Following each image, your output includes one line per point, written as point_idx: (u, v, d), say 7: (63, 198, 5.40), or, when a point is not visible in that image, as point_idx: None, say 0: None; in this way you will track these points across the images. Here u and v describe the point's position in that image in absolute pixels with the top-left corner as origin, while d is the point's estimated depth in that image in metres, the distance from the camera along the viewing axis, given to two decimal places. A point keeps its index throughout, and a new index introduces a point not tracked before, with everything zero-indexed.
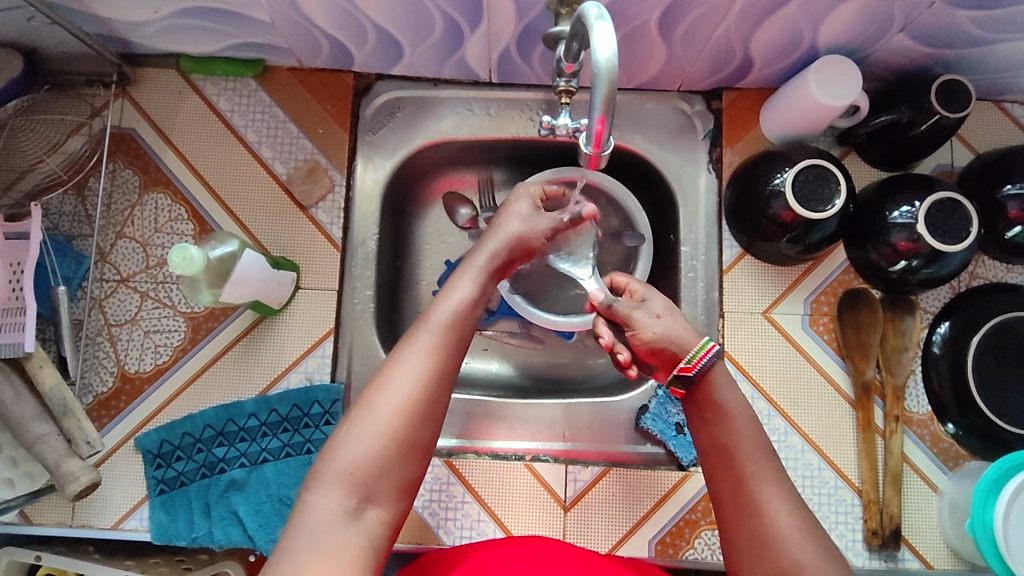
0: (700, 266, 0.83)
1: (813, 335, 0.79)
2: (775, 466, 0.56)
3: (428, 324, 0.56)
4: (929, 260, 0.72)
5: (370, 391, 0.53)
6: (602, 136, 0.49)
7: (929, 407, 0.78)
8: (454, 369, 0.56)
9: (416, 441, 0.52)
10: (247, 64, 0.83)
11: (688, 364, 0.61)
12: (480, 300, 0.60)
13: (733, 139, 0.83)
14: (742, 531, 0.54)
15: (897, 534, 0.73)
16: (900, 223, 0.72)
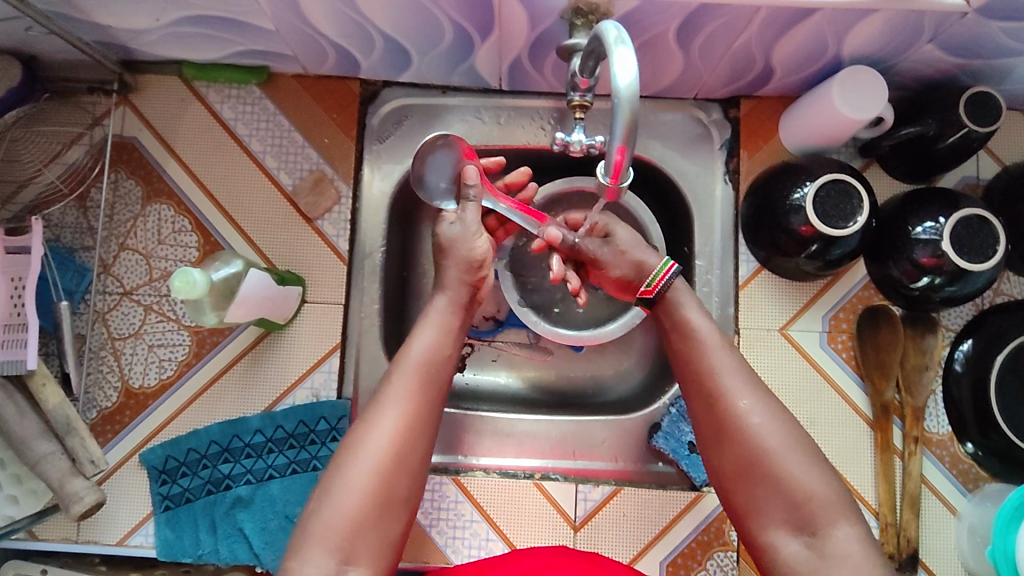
0: (715, 280, 0.80)
1: (831, 352, 0.77)
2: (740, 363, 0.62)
3: (398, 379, 0.60)
4: (953, 278, 0.69)
5: (345, 453, 0.56)
6: (622, 166, 0.47)
7: (949, 428, 0.76)
8: (427, 420, 0.59)
9: (395, 493, 0.56)
10: (251, 71, 0.81)
11: (649, 287, 0.68)
12: (444, 343, 0.64)
13: (751, 149, 0.81)
14: (706, 420, 0.60)
15: (914, 558, 0.72)
16: (924, 240, 0.70)
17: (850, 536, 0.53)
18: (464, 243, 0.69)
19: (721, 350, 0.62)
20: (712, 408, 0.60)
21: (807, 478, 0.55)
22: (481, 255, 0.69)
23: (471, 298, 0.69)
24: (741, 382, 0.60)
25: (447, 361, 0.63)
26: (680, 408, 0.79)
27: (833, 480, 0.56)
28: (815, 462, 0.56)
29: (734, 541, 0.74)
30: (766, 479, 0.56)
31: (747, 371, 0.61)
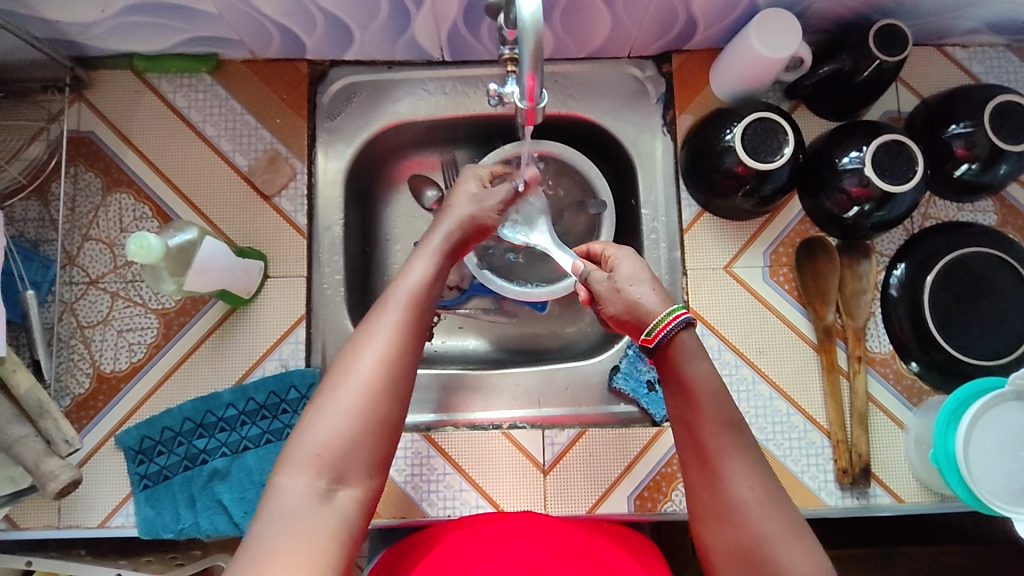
0: (661, 227, 0.85)
1: (774, 286, 0.81)
2: (743, 438, 0.56)
3: (390, 307, 0.58)
4: (880, 203, 0.74)
5: (336, 372, 0.54)
6: (535, 92, 0.52)
7: (891, 347, 0.80)
8: (417, 345, 0.57)
9: (389, 415, 0.53)
10: (200, 59, 0.83)
11: (649, 336, 0.61)
12: (432, 282, 0.61)
13: (685, 102, 0.84)
14: (702, 494, 0.55)
15: (866, 471, 0.75)
16: (850, 169, 0.74)
17: None
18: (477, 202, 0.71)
19: (699, 364, 0.59)
20: (706, 485, 0.55)
21: (765, 513, 0.52)
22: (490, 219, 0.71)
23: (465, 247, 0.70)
24: (740, 465, 0.55)
25: (437, 296, 0.61)
26: (636, 349, 0.83)
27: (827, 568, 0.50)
28: (810, 550, 0.51)
29: None
30: (723, 507, 0.54)
31: (745, 452, 0.55)
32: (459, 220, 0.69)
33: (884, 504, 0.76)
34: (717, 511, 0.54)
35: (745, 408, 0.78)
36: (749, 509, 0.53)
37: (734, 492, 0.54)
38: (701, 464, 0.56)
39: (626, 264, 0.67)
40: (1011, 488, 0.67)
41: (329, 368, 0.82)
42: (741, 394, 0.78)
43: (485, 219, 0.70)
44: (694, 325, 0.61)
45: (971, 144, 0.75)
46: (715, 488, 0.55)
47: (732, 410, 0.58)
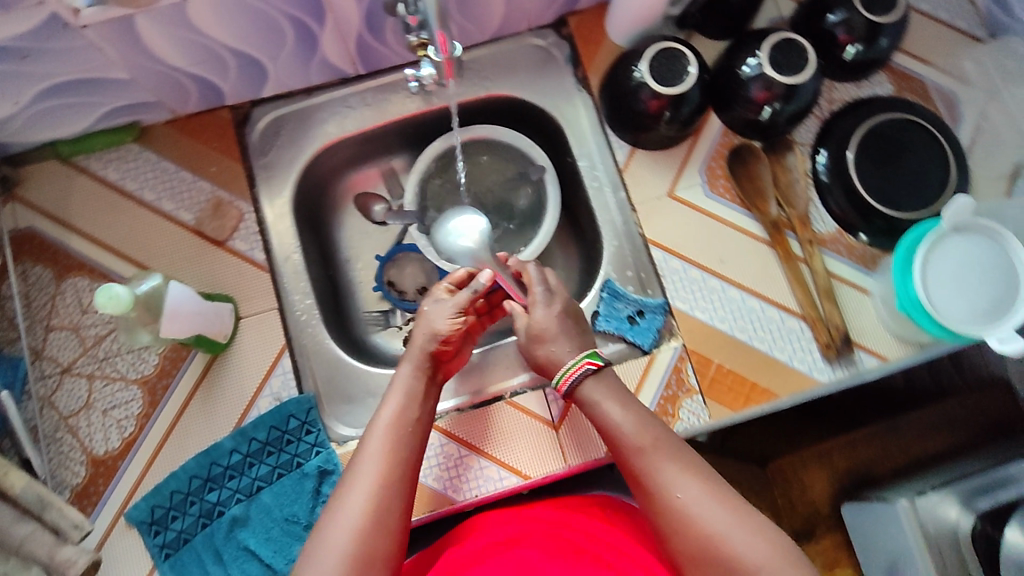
0: (601, 173, 0.89)
1: (717, 198, 0.85)
2: (664, 452, 0.64)
3: (370, 446, 0.65)
4: (787, 99, 0.80)
5: (329, 515, 0.61)
6: (448, 43, 0.65)
7: (836, 224, 0.85)
8: (404, 479, 0.63)
9: (377, 548, 0.59)
10: (123, 130, 0.85)
11: (558, 386, 0.73)
12: (412, 405, 0.69)
13: (591, 57, 0.90)
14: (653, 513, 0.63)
15: (847, 340, 0.79)
16: (753, 76, 0.80)
17: None
18: (429, 321, 0.75)
19: (608, 405, 0.69)
20: (651, 506, 0.63)
21: (704, 511, 0.60)
22: (447, 332, 0.74)
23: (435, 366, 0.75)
24: (673, 472, 0.63)
25: (416, 423, 0.68)
26: (610, 290, 0.84)
27: (774, 542, 0.58)
28: (752, 529, 0.58)
29: (696, 385, 0.80)
30: (671, 518, 0.61)
31: (674, 458, 0.64)
32: (420, 346, 0.74)
33: (873, 366, 0.79)
34: (667, 523, 0.61)
35: (723, 316, 0.81)
36: (691, 509, 0.60)
37: (674, 498, 0.61)
38: (641, 487, 0.64)
39: (538, 313, 0.76)
40: (970, 312, 0.74)
41: (324, 391, 0.82)
42: (715, 304, 0.82)
43: (442, 334, 0.74)
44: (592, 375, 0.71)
45: (851, 29, 0.83)
46: (657, 504, 0.62)
47: (652, 430, 0.66)
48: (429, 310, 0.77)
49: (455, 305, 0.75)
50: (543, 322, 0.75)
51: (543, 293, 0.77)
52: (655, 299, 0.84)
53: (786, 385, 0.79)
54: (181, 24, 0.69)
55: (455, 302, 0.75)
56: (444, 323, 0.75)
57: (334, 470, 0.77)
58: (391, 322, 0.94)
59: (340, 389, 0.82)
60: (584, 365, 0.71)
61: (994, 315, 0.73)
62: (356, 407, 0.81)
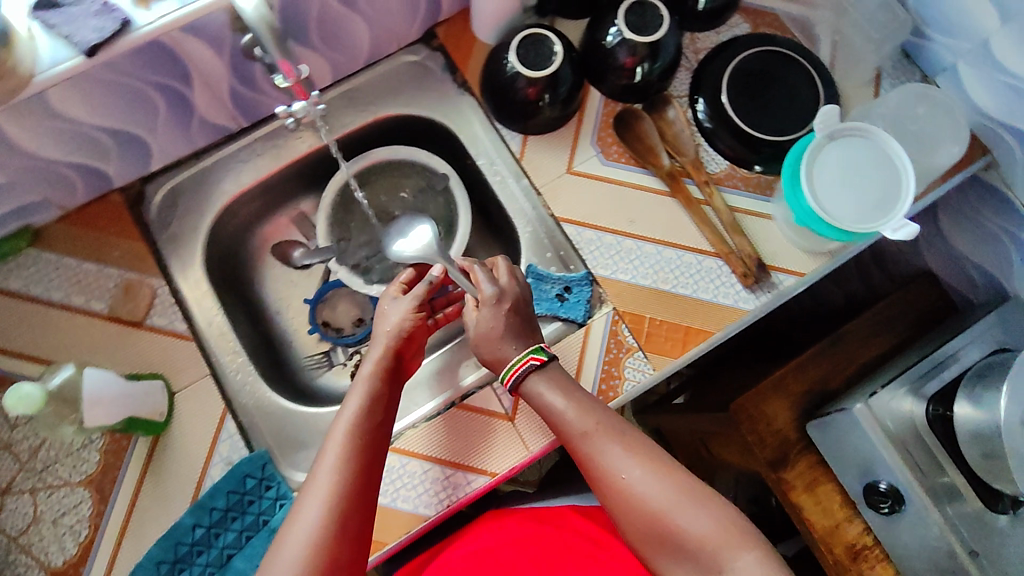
0: (501, 165, 0.90)
1: (613, 164, 0.88)
2: (608, 437, 0.69)
3: (329, 454, 0.65)
4: (654, 56, 0.84)
5: (287, 528, 0.61)
6: (293, 70, 0.67)
7: (726, 162, 0.89)
8: (363, 484, 0.64)
9: (336, 556, 0.60)
10: (15, 237, 0.83)
11: (505, 381, 0.74)
12: (375, 408, 0.69)
13: (465, 61, 0.91)
14: (604, 495, 0.68)
15: (762, 265, 0.83)
16: (618, 43, 0.84)
17: (751, 565, 0.61)
18: (386, 320, 0.76)
19: (551, 395, 0.72)
20: (601, 487, 0.68)
21: (649, 490, 0.65)
22: (409, 327, 0.75)
23: (400, 360, 0.75)
24: (619, 457, 0.67)
25: (380, 425, 0.68)
26: (534, 274, 0.86)
27: (713, 513, 0.64)
28: (694, 506, 0.64)
29: (634, 343, 0.82)
30: (620, 498, 0.66)
31: (621, 443, 0.68)
32: (384, 341, 0.74)
33: (792, 284, 0.84)
34: (617, 502, 0.66)
35: (645, 273, 0.84)
36: (637, 489, 0.66)
37: (621, 480, 0.66)
38: (590, 470, 0.69)
39: (484, 312, 0.75)
40: (863, 211, 0.77)
41: (274, 445, 0.81)
42: (635, 263, 0.85)
43: (405, 329, 0.75)
44: (536, 371, 0.73)
45: None
46: (607, 485, 0.67)
47: (596, 416, 0.70)
48: (386, 310, 0.77)
49: (412, 302, 0.76)
50: (491, 320, 0.75)
51: (491, 298, 0.75)
52: (579, 272, 0.86)
53: (716, 320, 0.83)
54: (42, 114, 0.68)
55: (411, 298, 0.76)
56: (406, 319, 0.75)
57: None
58: (335, 361, 0.94)
59: (292, 437, 0.81)
60: (529, 361, 0.73)
61: (882, 209, 0.77)
62: (310, 450, 0.80)
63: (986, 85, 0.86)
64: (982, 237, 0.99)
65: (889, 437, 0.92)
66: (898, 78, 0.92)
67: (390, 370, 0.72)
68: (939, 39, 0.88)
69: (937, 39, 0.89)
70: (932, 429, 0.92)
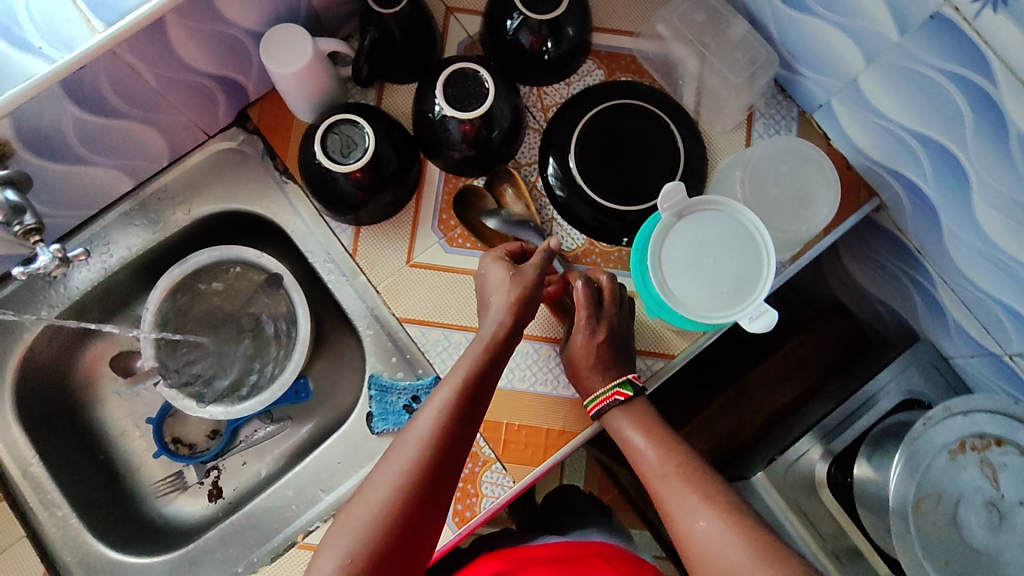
0: (334, 261, 0.81)
1: (457, 251, 0.79)
2: (687, 476, 0.63)
3: (430, 405, 0.62)
4: (489, 124, 0.75)
5: (387, 458, 0.60)
6: None
7: (585, 235, 0.80)
8: (441, 464, 0.59)
9: (388, 543, 0.57)
10: None
11: (589, 408, 0.70)
12: (490, 363, 0.64)
13: (283, 145, 0.81)
14: (680, 540, 0.61)
15: None
16: (445, 115, 0.74)
17: None
18: (494, 290, 0.69)
19: (632, 433, 0.68)
20: (675, 531, 0.62)
21: (720, 545, 0.58)
22: (509, 305, 0.66)
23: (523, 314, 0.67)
24: (693, 501, 0.61)
25: (482, 394, 0.63)
26: (377, 385, 0.78)
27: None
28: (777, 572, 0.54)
29: (491, 454, 0.74)
30: (697, 552, 0.59)
31: (695, 489, 0.62)
32: (518, 278, 0.67)
33: (659, 369, 0.75)
34: (691, 550, 0.60)
35: None
36: (709, 540, 0.59)
37: (694, 528, 0.60)
38: (662, 509, 0.63)
39: (578, 338, 0.70)
40: (719, 296, 0.68)
41: None
42: None
43: (510, 301, 0.66)
44: (618, 406, 0.69)
45: (534, 30, 0.75)
46: (678, 530, 0.61)
47: (676, 454, 0.65)
48: (495, 281, 0.69)
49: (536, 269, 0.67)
50: (581, 350, 0.70)
51: (587, 321, 0.69)
52: (427, 376, 0.78)
53: (578, 421, 0.75)
54: None
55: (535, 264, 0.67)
56: (503, 297, 0.67)
57: None
58: (186, 480, 0.86)
59: None
60: (613, 396, 0.69)
61: (741, 290, 0.68)
62: None
63: (861, 124, 0.75)
64: (884, 276, 0.88)
65: (785, 500, 0.81)
66: (772, 117, 0.82)
67: (518, 313, 0.66)
68: (810, 74, 0.78)
69: (807, 74, 0.78)
70: (830, 488, 0.81)
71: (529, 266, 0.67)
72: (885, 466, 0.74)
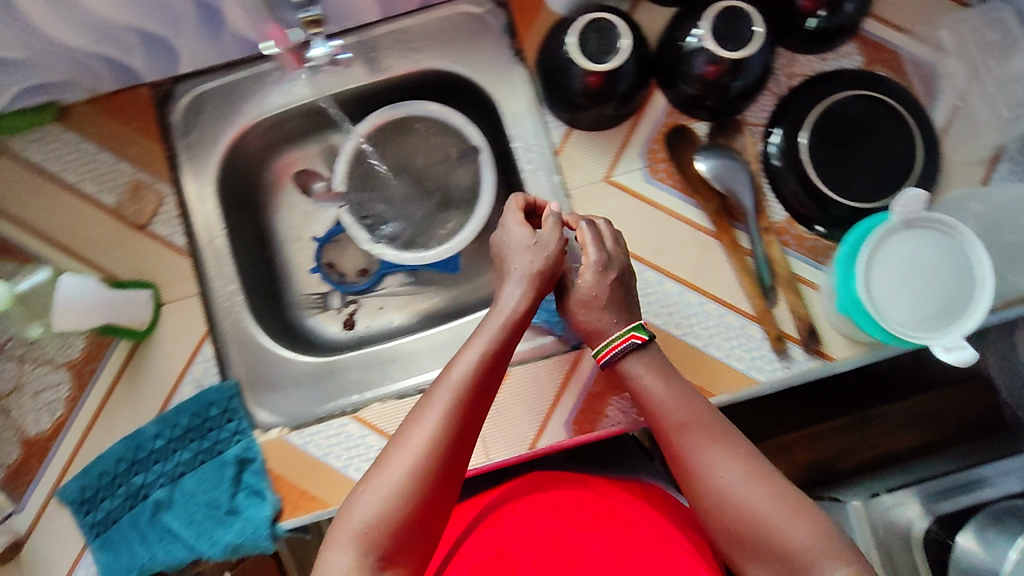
0: (537, 153, 0.83)
1: (657, 184, 0.80)
2: (709, 425, 0.65)
3: (449, 386, 0.62)
4: (734, 72, 0.73)
5: (406, 428, 0.61)
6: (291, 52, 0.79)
7: (787, 214, 0.79)
8: (464, 432, 0.61)
9: (420, 505, 0.58)
10: (40, 110, 0.83)
11: (598, 354, 0.70)
12: (495, 354, 0.65)
13: (527, 25, 0.83)
14: (695, 492, 0.63)
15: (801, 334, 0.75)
16: (697, 47, 0.73)
17: None
18: (517, 240, 0.71)
19: (649, 379, 0.68)
20: (689, 479, 0.63)
21: (745, 493, 0.60)
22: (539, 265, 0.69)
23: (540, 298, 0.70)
24: (720, 450, 0.63)
25: (494, 375, 0.65)
26: None
27: (819, 529, 0.58)
28: (799, 518, 0.58)
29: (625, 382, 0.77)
30: (717, 500, 0.61)
31: (722, 438, 0.64)
32: (524, 274, 0.69)
33: (815, 367, 0.75)
34: (709, 499, 0.62)
35: (656, 311, 0.77)
36: (732, 490, 0.61)
37: (717, 477, 0.61)
38: (677, 457, 0.65)
39: (587, 278, 0.70)
40: (916, 318, 0.67)
41: (246, 379, 0.82)
42: (648, 297, 0.78)
43: (527, 264, 0.69)
44: (637, 350, 0.69)
45: None
46: (696, 478, 0.63)
47: (692, 402, 0.67)
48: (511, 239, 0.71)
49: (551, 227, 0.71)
50: (592, 290, 0.70)
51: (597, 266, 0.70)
52: None
53: (721, 385, 0.75)
54: None
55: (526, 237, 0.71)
56: (529, 262, 0.69)
57: (253, 458, 0.78)
58: (330, 304, 0.93)
59: (263, 376, 0.82)
60: (629, 340, 0.69)
61: (938, 321, 0.67)
62: (279, 393, 0.81)
63: None
64: None
65: (876, 541, 0.81)
66: (1020, 163, 0.78)
67: (533, 303, 0.68)
68: None
69: None
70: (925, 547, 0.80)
71: (550, 236, 0.71)
72: (1000, 547, 0.75)
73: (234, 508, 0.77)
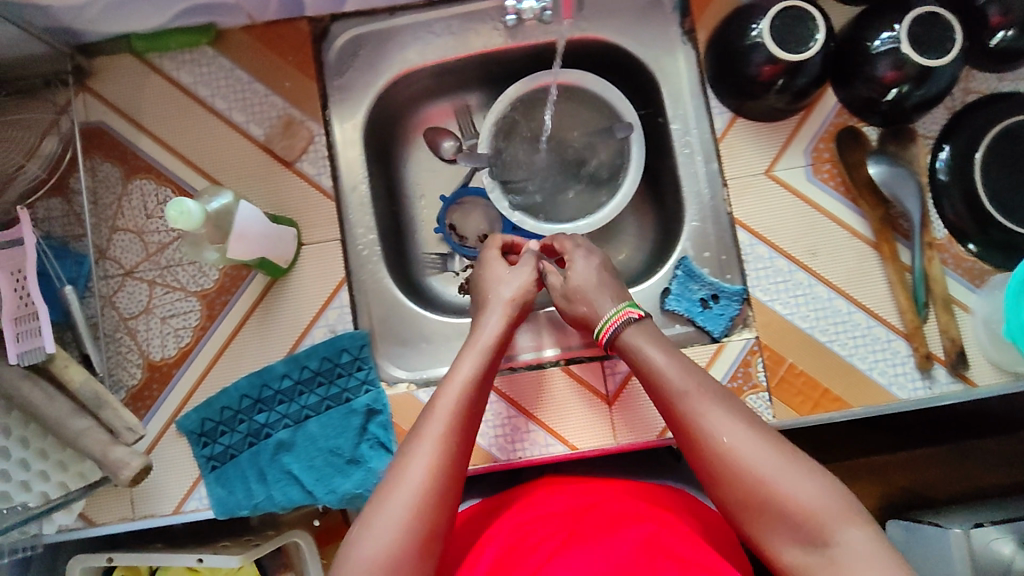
0: (694, 139, 0.82)
1: (819, 184, 0.79)
2: (705, 391, 0.60)
3: (441, 411, 0.61)
4: (919, 82, 0.71)
5: (405, 455, 0.59)
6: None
7: (946, 231, 0.78)
8: (464, 456, 0.60)
9: (434, 532, 0.55)
10: (199, 32, 0.81)
11: (600, 334, 0.69)
12: (477, 382, 0.64)
13: (702, 7, 0.81)
14: (701, 459, 0.58)
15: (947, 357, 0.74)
16: (883, 51, 0.71)
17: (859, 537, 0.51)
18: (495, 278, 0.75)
19: (651, 350, 0.64)
20: (694, 449, 0.58)
21: (754, 454, 0.55)
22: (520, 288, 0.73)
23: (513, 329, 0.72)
24: (720, 414, 0.58)
25: (480, 399, 0.64)
26: (685, 269, 0.80)
27: (826, 486, 0.53)
28: (808, 473, 0.54)
29: (763, 381, 0.75)
30: (728, 471, 0.56)
31: (727, 403, 0.59)
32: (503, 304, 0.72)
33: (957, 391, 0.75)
34: (717, 469, 0.56)
35: (804, 314, 0.76)
36: (737, 449, 0.56)
37: (717, 439, 0.57)
38: (680, 427, 0.60)
39: (578, 268, 0.74)
40: None
41: (377, 329, 0.81)
42: (799, 298, 0.77)
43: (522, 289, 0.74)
44: (634, 323, 0.68)
45: (1007, 10, 0.72)
46: (700, 448, 0.58)
47: (692, 370, 0.62)
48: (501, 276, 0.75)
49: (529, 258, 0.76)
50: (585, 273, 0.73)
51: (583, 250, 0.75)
52: (733, 284, 0.79)
53: (862, 396, 0.75)
54: None
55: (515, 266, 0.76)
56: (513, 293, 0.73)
57: (381, 410, 0.77)
58: (449, 266, 0.90)
59: (394, 330, 0.82)
60: (626, 314, 0.68)
61: None
62: (407, 349, 0.81)
63: None
64: None
65: None
66: None
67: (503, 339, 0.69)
68: None
69: None
70: None
71: (525, 272, 0.75)
72: None
73: (357, 457, 0.76)
